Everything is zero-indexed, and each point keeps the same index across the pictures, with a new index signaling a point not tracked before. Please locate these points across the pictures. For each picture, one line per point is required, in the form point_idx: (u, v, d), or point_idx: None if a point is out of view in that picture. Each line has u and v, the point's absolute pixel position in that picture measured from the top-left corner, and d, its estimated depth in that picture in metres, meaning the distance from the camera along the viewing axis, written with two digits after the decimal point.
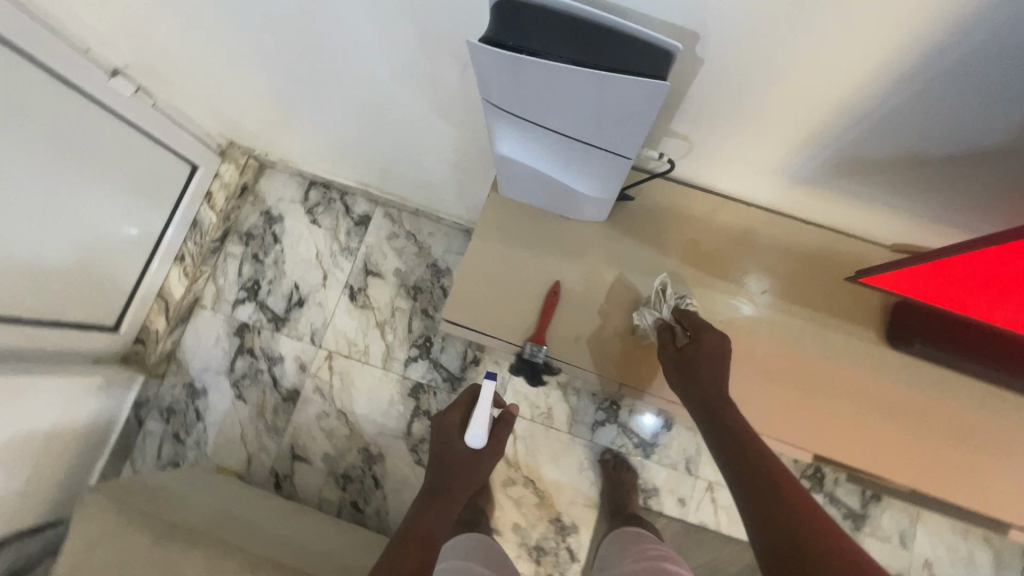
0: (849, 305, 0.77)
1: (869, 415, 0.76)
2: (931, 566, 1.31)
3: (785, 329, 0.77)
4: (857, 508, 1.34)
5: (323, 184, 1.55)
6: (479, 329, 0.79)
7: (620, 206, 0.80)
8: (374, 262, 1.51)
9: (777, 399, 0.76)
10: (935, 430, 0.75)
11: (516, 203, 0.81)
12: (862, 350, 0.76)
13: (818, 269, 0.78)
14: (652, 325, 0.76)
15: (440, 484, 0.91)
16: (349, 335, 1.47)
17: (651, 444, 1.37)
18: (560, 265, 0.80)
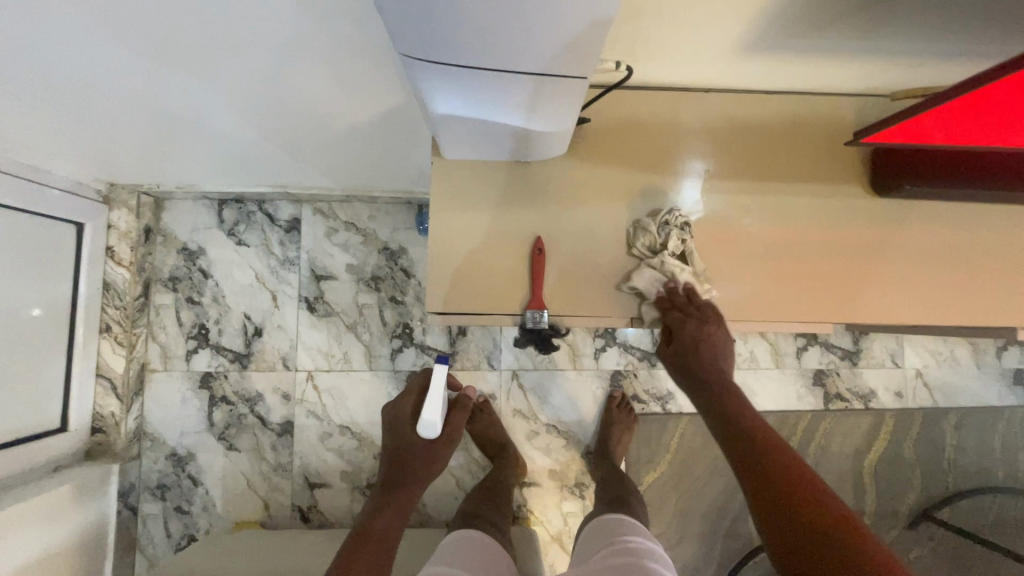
0: (834, 165, 0.74)
1: (868, 264, 0.73)
2: (923, 374, 1.37)
3: (782, 210, 0.73)
4: (850, 346, 1.37)
5: (234, 200, 1.38)
6: (473, 313, 0.72)
7: (578, 132, 0.72)
8: (321, 266, 1.38)
9: (786, 282, 0.73)
10: (948, 261, 0.74)
11: (467, 163, 0.72)
12: (863, 206, 0.74)
13: (796, 137, 0.74)
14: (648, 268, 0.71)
15: (391, 481, 0.85)
16: (322, 349, 1.37)
17: (655, 353, 1.37)
18: (534, 214, 0.72)
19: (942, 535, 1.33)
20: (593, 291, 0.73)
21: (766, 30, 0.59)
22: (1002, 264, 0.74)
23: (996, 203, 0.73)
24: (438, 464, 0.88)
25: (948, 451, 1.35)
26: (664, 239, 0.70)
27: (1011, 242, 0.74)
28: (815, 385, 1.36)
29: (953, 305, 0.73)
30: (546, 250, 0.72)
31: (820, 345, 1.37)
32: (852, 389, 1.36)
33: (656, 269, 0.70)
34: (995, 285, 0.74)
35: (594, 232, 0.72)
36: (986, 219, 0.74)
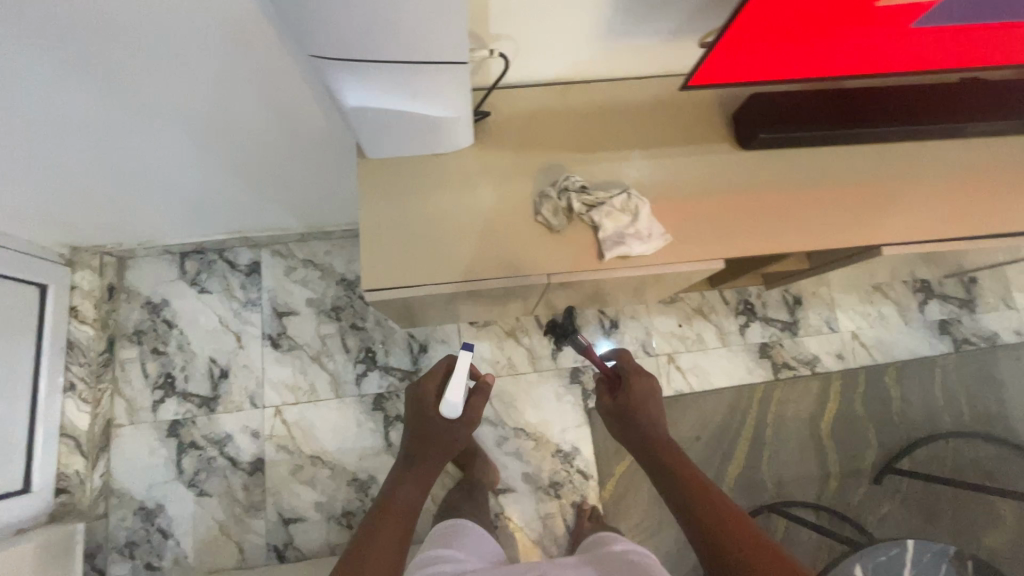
0: (705, 130, 0.86)
1: (751, 204, 0.84)
2: (859, 335, 1.47)
3: (670, 169, 0.84)
4: (788, 318, 1.48)
5: (196, 251, 1.46)
6: (407, 285, 0.79)
7: (481, 125, 0.84)
8: (282, 303, 1.45)
9: (687, 228, 0.82)
10: (812, 195, 0.85)
11: (388, 161, 0.83)
12: (734, 159, 0.86)
13: (668, 110, 0.87)
14: (553, 214, 0.79)
15: (412, 458, 0.91)
16: (289, 382, 1.40)
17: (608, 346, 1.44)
18: (450, 194, 0.82)
19: (909, 486, 1.36)
20: (514, 254, 0.80)
21: (611, 20, 0.73)
22: (863, 193, 0.86)
23: (841, 144, 0.86)
24: (455, 443, 0.93)
25: (896, 404, 1.42)
26: (565, 201, 0.79)
27: (864, 175, 0.87)
28: (762, 358, 1.45)
29: (829, 232, 0.84)
30: (464, 224, 0.81)
31: (761, 320, 1.47)
32: (796, 357, 1.45)
33: (561, 209, 0.80)
34: (857, 211, 0.86)
35: (505, 204, 0.82)
36: (839, 160, 0.87)
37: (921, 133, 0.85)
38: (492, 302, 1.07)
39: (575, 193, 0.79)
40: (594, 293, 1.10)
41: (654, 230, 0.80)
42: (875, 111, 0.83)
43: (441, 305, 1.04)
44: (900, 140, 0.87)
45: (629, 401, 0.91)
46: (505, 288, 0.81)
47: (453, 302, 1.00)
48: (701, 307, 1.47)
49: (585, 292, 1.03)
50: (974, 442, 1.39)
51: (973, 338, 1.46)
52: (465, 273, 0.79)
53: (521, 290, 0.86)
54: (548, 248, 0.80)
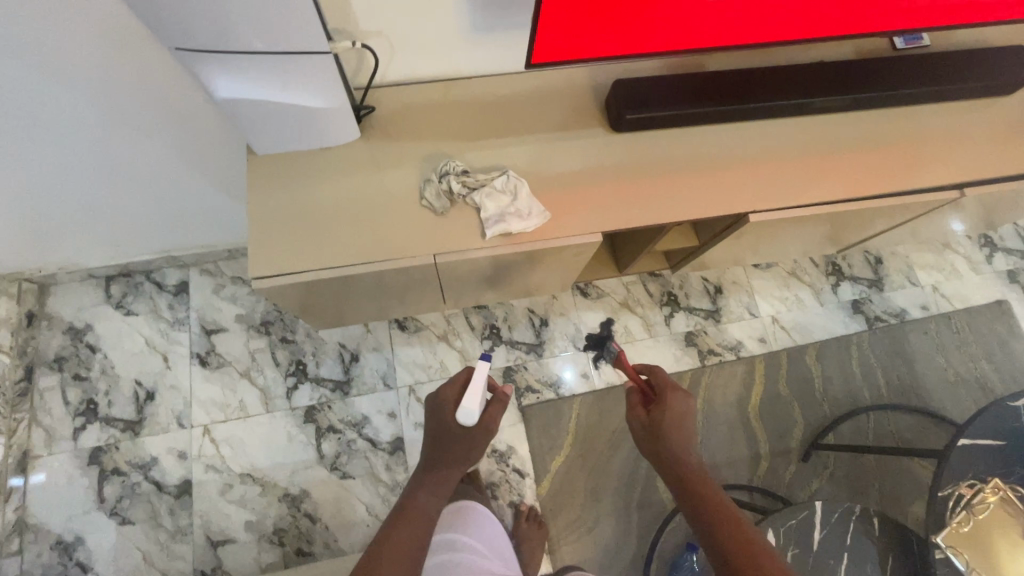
0: (580, 117, 0.93)
1: (625, 182, 0.90)
2: (778, 319, 1.54)
3: (548, 153, 0.90)
4: (711, 306, 1.54)
5: (122, 274, 1.45)
6: (295, 270, 0.82)
7: (367, 120, 0.89)
8: (211, 321, 1.44)
9: (566, 207, 0.88)
10: (680, 172, 0.92)
11: (278, 157, 0.87)
12: (608, 142, 0.92)
13: (545, 100, 0.93)
14: (435, 197, 0.84)
15: (430, 462, 0.88)
16: (217, 400, 1.38)
17: (539, 344, 1.47)
18: (340, 184, 0.86)
19: (836, 461, 1.40)
20: (400, 237, 0.84)
21: (470, 17, 0.80)
22: (727, 169, 0.94)
23: (704, 124, 0.94)
24: (473, 450, 0.91)
25: (817, 382, 1.47)
26: (446, 185, 0.84)
27: (726, 152, 0.94)
28: (688, 346, 1.49)
29: (697, 205, 0.91)
30: (352, 211, 0.85)
31: (685, 310, 1.53)
32: (721, 343, 1.50)
33: (442, 192, 0.84)
34: (721, 185, 0.93)
35: (392, 191, 0.86)
36: (703, 139, 0.94)
37: (772, 111, 0.94)
38: (404, 297, 1.10)
39: (455, 178, 0.84)
40: (504, 284, 1.13)
41: (534, 208, 0.85)
42: (728, 92, 0.92)
43: (351, 301, 1.06)
44: (758, 118, 0.95)
45: (665, 417, 0.87)
46: (392, 271, 0.84)
47: (361, 296, 1.03)
48: (627, 301, 1.52)
49: (491, 281, 1.06)
50: (893, 413, 1.44)
51: (884, 315, 1.54)
52: (352, 257, 0.83)
53: (415, 275, 0.90)
54: (433, 232, 0.84)
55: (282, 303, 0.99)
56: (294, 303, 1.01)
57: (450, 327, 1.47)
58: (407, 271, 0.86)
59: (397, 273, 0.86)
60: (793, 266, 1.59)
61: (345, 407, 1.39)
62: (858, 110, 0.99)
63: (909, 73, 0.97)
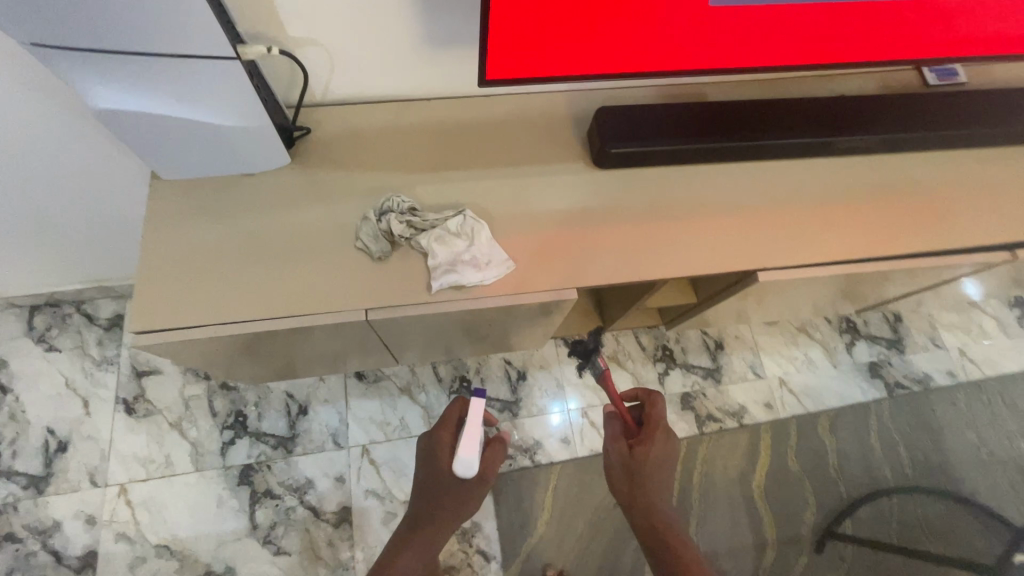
0: (557, 147, 0.78)
1: (607, 227, 0.75)
2: (786, 381, 1.37)
3: (517, 188, 0.75)
4: (710, 364, 1.37)
5: (49, 304, 1.29)
6: (189, 323, 0.65)
7: (303, 143, 0.75)
8: (144, 361, 1.27)
9: (535, 254, 0.72)
10: (674, 217, 0.77)
11: (190, 182, 0.72)
12: (589, 179, 0.77)
13: (517, 126, 0.79)
14: (373, 241, 0.68)
15: (417, 517, 0.78)
16: (140, 455, 1.19)
17: (515, 401, 1.29)
18: (260, 217, 0.71)
19: (854, 554, 1.21)
20: (327, 286, 0.68)
21: (422, 21, 0.67)
22: (732, 216, 0.78)
23: (704, 162, 0.79)
24: (467, 504, 0.78)
25: (831, 457, 1.28)
26: (386, 225, 0.68)
27: (730, 196, 0.79)
28: (684, 409, 1.32)
29: (696, 257, 0.76)
30: (271, 252, 0.69)
31: (681, 367, 1.37)
32: (721, 407, 1.33)
33: (382, 234, 0.68)
34: (725, 235, 0.77)
35: (324, 228, 0.71)
36: (704, 179, 0.80)
37: (784, 150, 0.79)
38: (349, 352, 0.93)
39: (398, 217, 0.68)
40: (469, 340, 0.97)
41: (495, 257, 0.70)
42: (733, 127, 0.77)
43: (284, 357, 0.89)
44: (769, 156, 0.81)
45: (648, 460, 0.79)
46: (313, 328, 0.68)
47: (293, 351, 0.86)
48: (616, 355, 1.36)
49: (451, 337, 0.90)
50: (919, 497, 1.25)
51: (906, 380, 1.37)
52: (263, 309, 0.67)
53: (347, 332, 0.73)
54: (369, 282, 0.68)
55: (194, 356, 0.82)
56: (211, 356, 0.84)
57: (416, 378, 1.30)
58: (333, 329, 0.69)
59: (321, 330, 0.70)
60: (801, 322, 1.43)
61: (287, 468, 1.21)
62: (886, 152, 0.85)
63: (947, 111, 0.83)
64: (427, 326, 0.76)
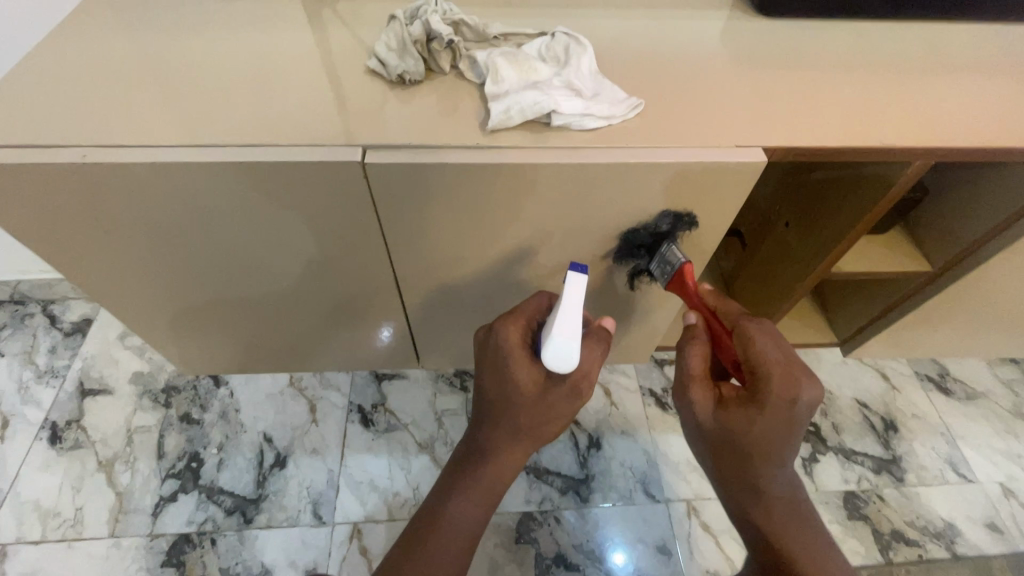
0: (683, 29, 0.55)
1: (776, 105, 0.48)
2: (1011, 490, 0.89)
3: (630, 63, 0.51)
4: (882, 452, 0.91)
5: (13, 301, 1.05)
6: (109, 154, 0.44)
7: (333, 13, 0.56)
8: (95, 377, 0.96)
9: (674, 135, 0.46)
10: (881, 101, 0.49)
11: (168, 36, 0.52)
12: (735, 61, 0.52)
13: (624, 7, 0.57)
14: (400, 56, 0.48)
15: (478, 444, 0.54)
16: (43, 503, 0.84)
17: (584, 480, 0.87)
18: (259, 43, 0.52)
19: None
20: (332, 123, 0.46)
21: None
22: (979, 108, 0.50)
23: (880, 38, 0.56)
24: (553, 424, 0.52)
25: None
26: (417, 27, 0.47)
27: (959, 77, 0.52)
28: (852, 519, 0.85)
29: (928, 129, 0.47)
30: (258, 83, 0.49)
31: (836, 454, 0.91)
32: (914, 522, 0.85)
33: (412, 44, 0.47)
34: (969, 119, 0.48)
35: (347, 64, 0.51)
36: (916, 68, 0.53)
37: (982, 15, 0.58)
38: (345, 298, 0.63)
39: (433, 18, 0.47)
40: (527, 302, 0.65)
41: (607, 90, 0.47)
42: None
43: (248, 289, 0.61)
44: (965, 34, 0.57)
45: (757, 434, 0.45)
46: (296, 176, 0.44)
47: (263, 273, 0.58)
48: None
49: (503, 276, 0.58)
50: None
51: None
52: (227, 145, 0.44)
53: (346, 209, 0.48)
54: (415, 115, 0.46)
55: (119, 263, 0.55)
56: (144, 272, 0.57)
57: (443, 431, 0.91)
58: (327, 184, 0.45)
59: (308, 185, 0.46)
60: (1011, 402, 0.98)
61: (237, 546, 0.80)
62: None
63: None
64: (500, 224, 0.51)
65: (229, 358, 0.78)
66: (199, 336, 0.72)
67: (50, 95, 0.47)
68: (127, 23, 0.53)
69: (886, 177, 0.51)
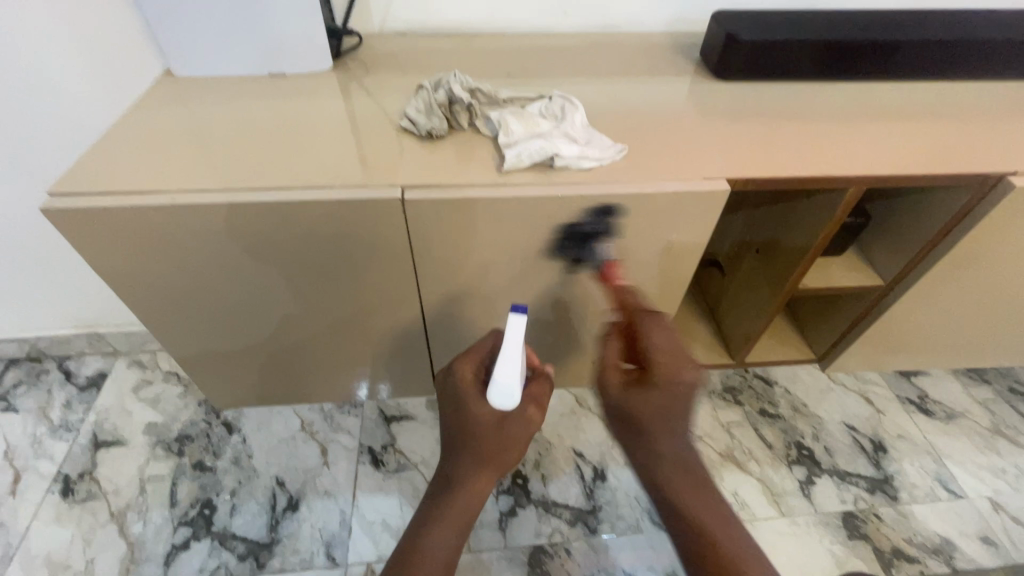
0: (655, 91, 0.66)
1: (737, 146, 0.58)
2: (999, 503, 0.92)
3: (614, 118, 0.61)
4: (874, 473, 0.95)
5: (30, 357, 1.08)
6: (181, 200, 0.51)
7: (363, 85, 0.66)
8: (109, 428, 0.99)
9: (653, 172, 0.55)
10: (820, 141, 0.60)
11: (225, 106, 0.62)
12: (699, 114, 0.63)
13: (605, 75, 0.69)
14: (425, 115, 0.58)
15: (450, 474, 0.52)
16: (53, 557, 0.83)
17: (591, 510, 0.89)
18: (303, 109, 0.62)
19: None
20: (369, 169, 0.55)
21: None
22: (901, 145, 0.60)
23: (819, 93, 0.68)
24: (512, 451, 0.54)
25: None
26: (441, 94, 0.58)
27: (883, 122, 0.63)
28: (852, 538, 0.87)
29: (861, 162, 0.57)
30: (303, 141, 0.58)
31: (831, 476, 0.94)
32: (911, 540, 0.88)
33: (437, 106, 0.58)
34: (895, 153, 0.59)
35: (378, 124, 0.60)
36: (848, 116, 0.64)
37: (903, 74, 0.70)
38: (370, 322, 0.69)
39: (454, 86, 0.58)
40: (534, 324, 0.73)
41: (597, 139, 0.57)
42: (835, 24, 0.69)
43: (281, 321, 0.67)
44: (888, 89, 0.69)
45: (660, 407, 0.50)
46: (338, 210, 0.53)
47: (298, 300, 0.65)
48: (731, 452, 0.96)
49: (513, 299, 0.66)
50: None
51: None
52: (280, 190, 0.53)
53: (380, 238, 0.56)
54: (438, 162, 0.55)
55: (171, 296, 0.62)
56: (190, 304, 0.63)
57: None
58: (369, 217, 0.54)
59: (349, 220, 0.54)
60: (990, 420, 1.04)
61: None
62: None
63: None
64: (512, 249, 0.59)
65: (254, 393, 0.84)
66: (231, 371, 0.78)
67: (126, 152, 0.55)
68: (190, 98, 0.63)
69: (833, 200, 0.61)
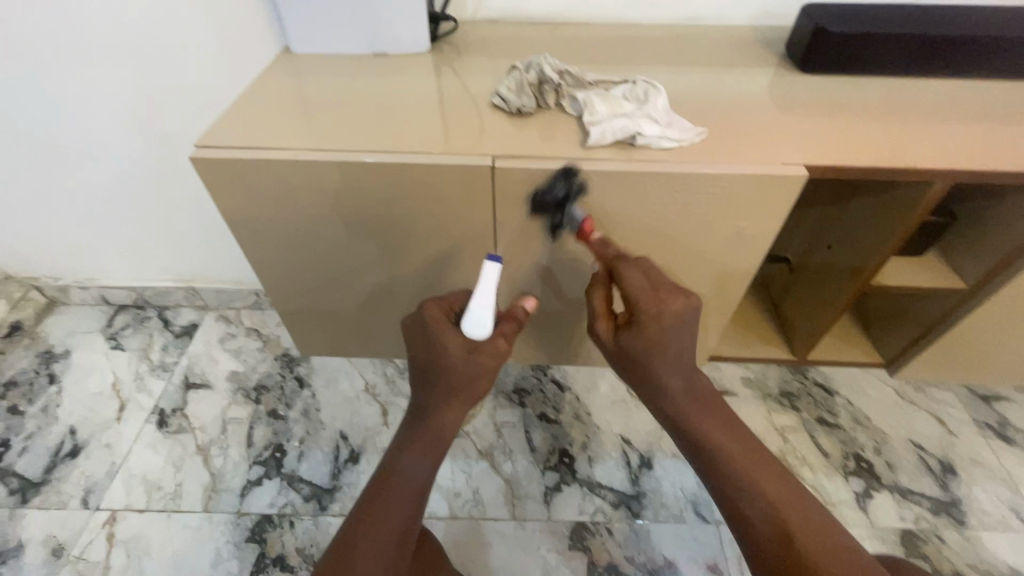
0: (740, 80, 0.67)
1: (820, 135, 0.59)
2: None
3: (697, 104, 0.63)
4: (940, 494, 0.91)
5: (136, 304, 1.22)
6: (299, 160, 0.58)
7: (457, 66, 0.71)
8: (198, 372, 1.09)
9: (734, 155, 0.57)
10: (910, 134, 0.59)
11: (336, 80, 0.69)
12: (784, 104, 0.64)
13: (689, 65, 0.70)
14: (516, 93, 0.62)
15: (425, 412, 0.64)
16: (148, 479, 0.94)
17: (636, 496, 0.90)
18: (403, 85, 0.68)
19: None
20: (463, 139, 0.59)
21: None
22: (998, 142, 0.58)
23: (913, 89, 0.66)
24: (479, 379, 0.62)
25: None
26: (532, 74, 0.62)
27: (980, 119, 0.61)
28: (908, 556, 0.84)
29: (952, 156, 0.57)
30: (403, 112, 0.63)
31: (891, 492, 0.91)
32: (975, 565, 0.83)
33: (529, 86, 0.62)
34: (991, 150, 0.57)
35: (470, 101, 0.65)
36: (943, 111, 0.63)
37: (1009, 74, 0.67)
38: (445, 285, 0.75)
39: (545, 66, 0.62)
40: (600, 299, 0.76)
41: (680, 121, 0.59)
42: (935, 20, 0.67)
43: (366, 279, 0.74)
44: (991, 88, 0.66)
45: (647, 346, 0.61)
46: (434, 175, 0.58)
47: (383, 260, 0.71)
48: (784, 456, 0.94)
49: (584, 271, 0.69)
50: None
51: None
52: (384, 154, 0.58)
53: (466, 202, 0.61)
54: (526, 135, 0.59)
55: (279, 245, 0.70)
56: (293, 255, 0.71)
57: (505, 441, 0.97)
58: (460, 181, 0.59)
59: (443, 183, 0.59)
60: None
61: (313, 530, 0.88)
62: None
63: None
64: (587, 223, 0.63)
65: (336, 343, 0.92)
66: (317, 321, 0.87)
67: (252, 116, 0.63)
68: (306, 74, 0.70)
69: (917, 193, 0.60)
